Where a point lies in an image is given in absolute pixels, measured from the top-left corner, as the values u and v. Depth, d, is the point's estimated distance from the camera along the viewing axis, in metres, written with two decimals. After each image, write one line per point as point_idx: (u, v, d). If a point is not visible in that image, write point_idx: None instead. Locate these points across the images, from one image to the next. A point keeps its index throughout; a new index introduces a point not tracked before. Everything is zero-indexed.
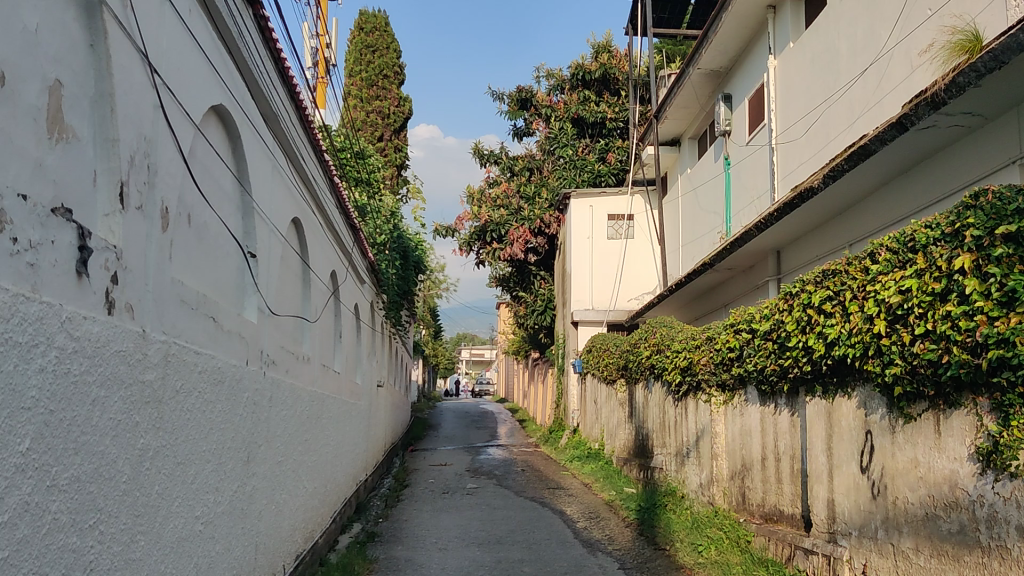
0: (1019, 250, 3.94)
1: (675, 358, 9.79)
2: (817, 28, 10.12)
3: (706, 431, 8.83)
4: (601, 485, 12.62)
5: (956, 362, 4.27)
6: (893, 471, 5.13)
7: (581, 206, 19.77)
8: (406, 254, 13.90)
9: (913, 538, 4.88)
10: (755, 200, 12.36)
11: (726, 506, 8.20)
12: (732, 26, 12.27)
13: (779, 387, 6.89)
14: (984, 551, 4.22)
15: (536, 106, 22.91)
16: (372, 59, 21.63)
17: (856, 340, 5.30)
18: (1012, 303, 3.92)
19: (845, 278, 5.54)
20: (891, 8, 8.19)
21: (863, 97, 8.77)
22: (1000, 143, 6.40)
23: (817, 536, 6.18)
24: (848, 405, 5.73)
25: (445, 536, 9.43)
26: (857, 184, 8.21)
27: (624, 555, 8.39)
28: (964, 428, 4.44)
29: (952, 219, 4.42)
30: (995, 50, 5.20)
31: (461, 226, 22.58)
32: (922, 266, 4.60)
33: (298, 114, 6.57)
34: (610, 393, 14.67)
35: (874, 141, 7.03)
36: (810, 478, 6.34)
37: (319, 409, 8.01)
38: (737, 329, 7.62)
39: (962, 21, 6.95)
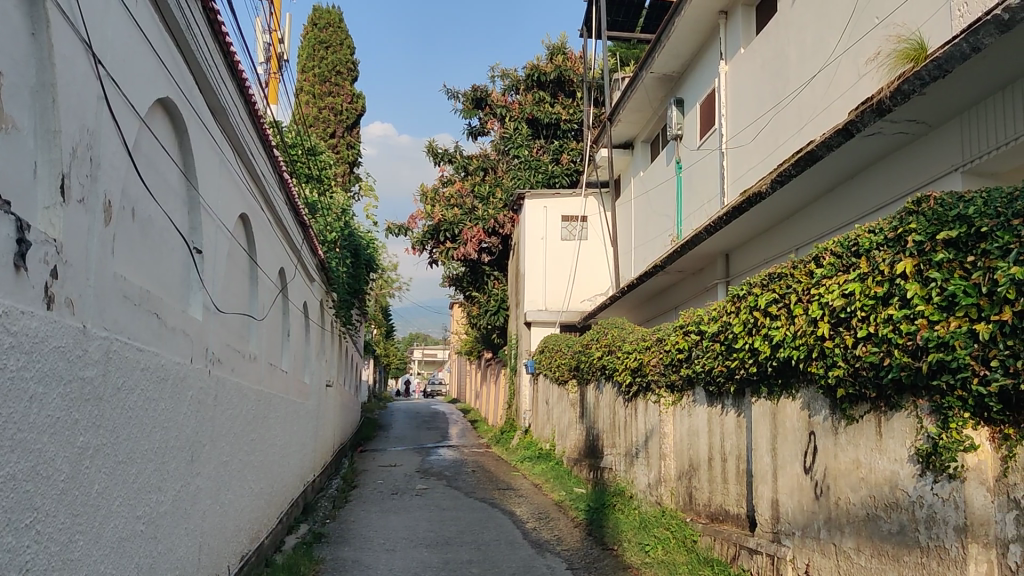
0: (958, 255, 4.01)
1: (625, 359, 9.82)
2: (767, 35, 10.25)
3: (655, 432, 8.88)
4: (552, 485, 12.66)
5: (898, 364, 4.35)
6: (836, 472, 5.20)
7: (535, 206, 19.80)
8: (357, 252, 13.80)
9: (854, 538, 4.96)
10: (706, 204, 12.48)
11: (674, 506, 8.28)
12: (685, 31, 12.37)
13: (727, 389, 6.96)
14: (923, 551, 4.30)
15: (491, 106, 22.93)
16: (325, 55, 21.48)
17: (800, 342, 5.37)
18: (951, 308, 4.00)
19: (790, 281, 5.62)
20: (839, 16, 8.32)
21: (811, 104, 8.89)
22: (942, 151, 6.53)
23: (761, 536, 6.25)
24: (792, 407, 5.80)
25: (393, 537, 9.38)
26: (805, 189, 8.32)
27: (572, 555, 8.41)
28: (904, 429, 4.52)
29: (894, 224, 4.51)
30: (940, 59, 5.30)
31: (413, 225, 22.45)
32: (865, 270, 4.69)
33: (247, 109, 6.49)
34: (561, 393, 14.72)
35: (820, 147, 7.12)
36: (755, 478, 6.42)
37: (265, 409, 7.92)
38: (686, 330, 7.67)
39: (908, 30, 7.09)
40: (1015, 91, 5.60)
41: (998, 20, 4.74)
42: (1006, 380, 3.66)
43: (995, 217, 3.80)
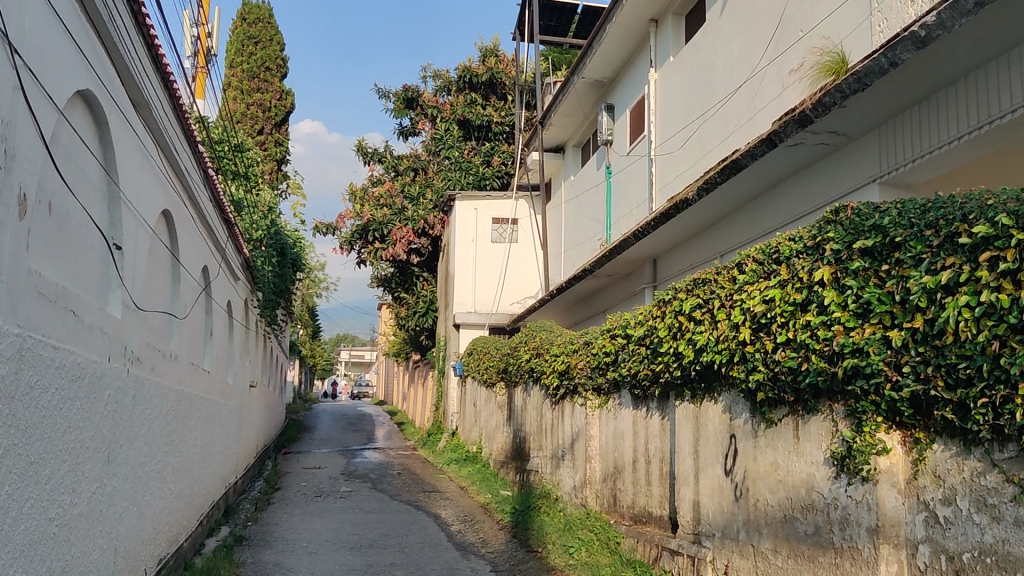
0: (874, 264, 4.14)
1: (552, 362, 9.88)
2: (696, 44, 10.42)
3: (581, 435, 8.94)
4: (477, 487, 12.68)
5: (815, 369, 4.45)
6: (755, 474, 5.31)
7: (465, 208, 19.77)
8: (284, 251, 13.67)
9: (771, 539, 5.07)
10: (635, 210, 12.62)
11: (598, 509, 8.34)
12: (616, 37, 12.50)
13: (651, 392, 7.04)
14: (837, 551, 4.41)
15: (422, 106, 22.85)
16: (254, 51, 21.17)
17: (722, 347, 5.46)
18: (866, 315, 4.12)
19: (714, 287, 5.73)
20: (765, 28, 8.48)
21: (737, 113, 9.06)
22: (861, 162, 6.71)
23: (682, 537, 6.34)
24: (714, 410, 5.91)
25: (316, 540, 9.28)
26: (730, 197, 8.47)
27: (496, 558, 8.43)
28: (820, 433, 4.63)
29: (813, 233, 4.63)
30: (859, 72, 5.44)
31: (342, 224, 22.23)
32: (785, 277, 4.81)
33: (171, 103, 6.36)
34: (489, 395, 14.72)
35: (745, 155, 7.25)
36: (677, 481, 6.51)
37: (186, 409, 7.75)
38: (613, 334, 7.73)
39: (830, 43, 7.27)
40: (931, 105, 5.77)
41: (914, 36, 4.90)
42: (917, 386, 3.79)
43: (909, 227, 3.92)
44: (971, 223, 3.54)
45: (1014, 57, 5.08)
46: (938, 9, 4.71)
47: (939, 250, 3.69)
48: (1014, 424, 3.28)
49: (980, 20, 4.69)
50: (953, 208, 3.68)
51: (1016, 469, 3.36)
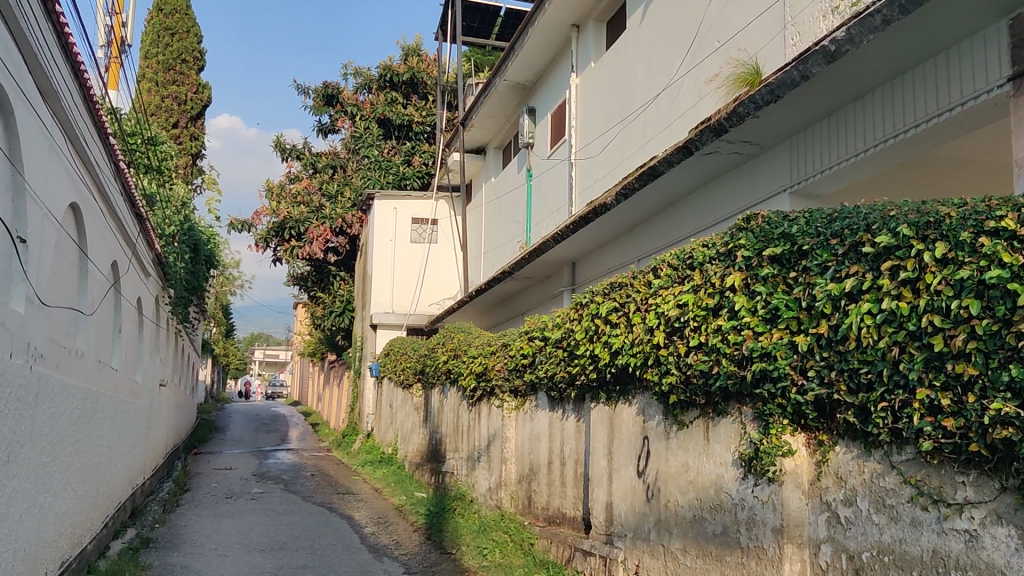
0: (782, 271, 4.26)
1: (470, 363, 9.88)
2: (616, 51, 10.55)
3: (497, 436, 8.97)
4: (392, 489, 12.61)
5: (725, 373, 4.55)
6: (666, 475, 5.40)
7: (385, 207, 19.65)
8: (196, 246, 13.53)
9: (681, 539, 5.16)
10: (555, 213, 12.72)
11: (513, 510, 8.38)
12: (538, 41, 12.57)
13: (568, 395, 7.09)
14: (743, 551, 4.53)
15: (341, 103, 22.57)
16: (170, 42, 20.50)
17: (637, 350, 5.53)
18: (775, 320, 4.23)
19: (630, 291, 5.81)
20: (684, 37, 8.63)
21: (655, 121, 9.20)
22: (773, 171, 6.88)
23: (595, 538, 6.42)
24: (628, 413, 5.99)
25: (225, 542, 9.12)
26: (647, 203, 8.60)
27: (410, 559, 8.41)
28: (729, 435, 4.74)
29: (725, 240, 4.75)
30: (772, 84, 5.56)
31: (258, 221, 21.85)
32: (698, 282, 4.92)
33: (81, 93, 6.18)
34: (405, 396, 14.65)
35: (663, 162, 7.33)
36: (591, 481, 6.58)
37: (92, 408, 7.53)
38: (531, 336, 7.75)
39: (745, 55, 7.43)
40: (841, 118, 5.96)
41: (825, 50, 5.03)
42: (821, 389, 3.90)
43: (815, 236, 4.04)
44: (874, 233, 3.67)
45: (920, 74, 5.27)
46: (848, 24, 4.84)
47: (844, 259, 3.82)
48: (911, 428, 3.41)
49: (887, 34, 4.82)
50: (858, 218, 3.81)
51: (913, 471, 3.50)
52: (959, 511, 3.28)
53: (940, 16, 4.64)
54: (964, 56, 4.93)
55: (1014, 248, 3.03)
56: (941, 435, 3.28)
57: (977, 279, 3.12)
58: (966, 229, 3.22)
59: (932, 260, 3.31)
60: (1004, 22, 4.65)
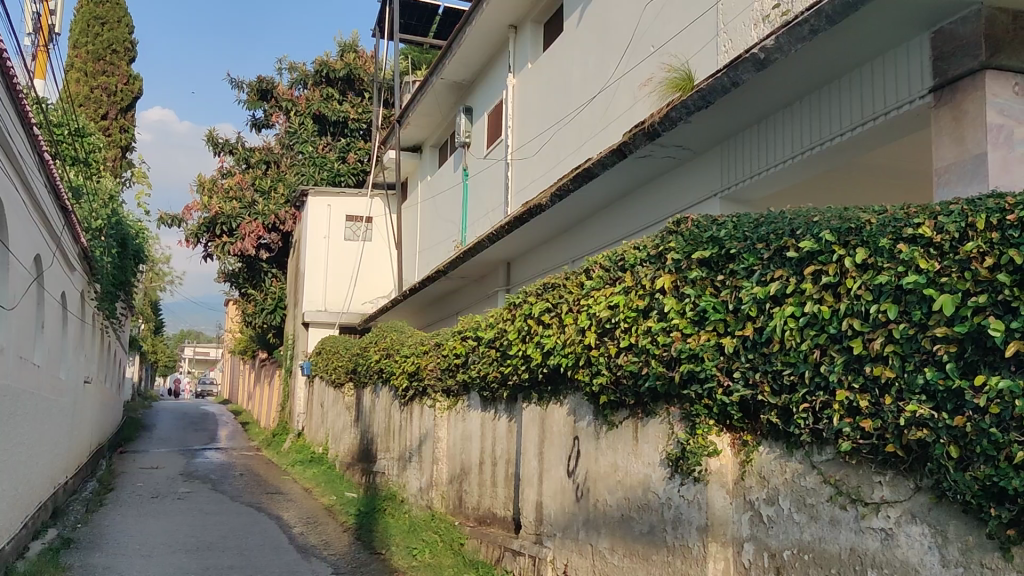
0: (710, 274, 4.34)
1: (402, 363, 9.84)
2: (553, 53, 10.60)
3: (428, 436, 8.93)
4: (322, 489, 12.50)
5: (653, 374, 4.60)
6: (596, 475, 5.44)
7: (318, 204, 19.44)
8: (124, 241, 13.26)
9: (609, 538, 5.22)
10: (490, 213, 12.73)
11: (443, 510, 8.37)
12: (476, 40, 12.56)
13: (500, 395, 7.10)
14: (669, 550, 4.59)
15: (276, 98, 22.19)
16: (100, 32, 20.05)
17: (569, 350, 5.56)
18: (703, 322, 4.30)
19: (562, 292, 5.85)
20: (619, 41, 8.72)
21: (591, 123, 9.27)
22: (704, 176, 6.98)
23: (525, 538, 6.44)
24: (559, 413, 6.02)
25: (150, 543, 8.94)
26: (581, 205, 8.64)
27: (339, 560, 8.35)
28: (657, 435, 4.80)
29: (656, 243, 4.81)
30: (703, 90, 5.61)
31: (189, 216, 21.46)
32: (629, 284, 4.96)
33: (4, 81, 6.01)
34: (337, 396, 14.53)
35: (597, 165, 7.35)
36: (522, 482, 6.60)
37: (11, 405, 7.31)
38: (464, 335, 7.73)
39: (678, 61, 7.54)
40: (771, 124, 6.07)
41: (755, 58, 5.08)
42: (746, 390, 3.98)
43: (743, 240, 4.12)
44: (798, 238, 3.75)
45: (845, 84, 5.39)
46: (777, 33, 4.90)
47: (770, 263, 3.90)
48: (831, 429, 3.50)
49: (816, 41, 4.90)
50: (782, 223, 3.89)
51: (833, 471, 3.58)
52: (875, 510, 3.38)
53: (865, 27, 4.74)
54: (889, 67, 5.07)
55: (930, 254, 3.13)
56: (859, 436, 3.37)
57: (895, 284, 3.21)
58: (886, 236, 3.31)
59: (853, 266, 3.41)
60: (926, 35, 4.77)
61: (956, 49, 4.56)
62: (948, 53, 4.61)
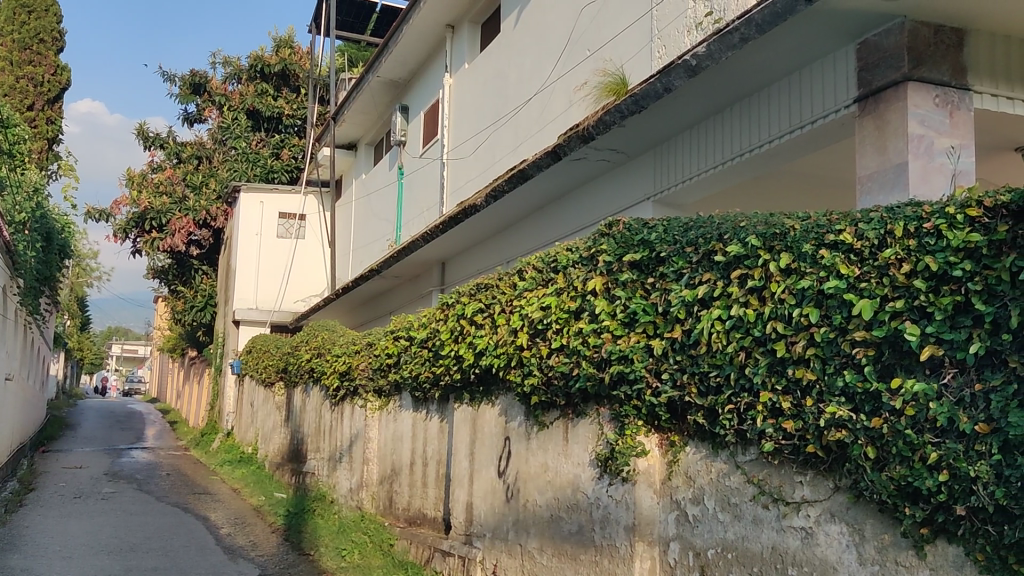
0: (641, 277, 4.39)
1: (333, 362, 9.76)
2: (490, 53, 10.61)
3: (359, 436, 8.87)
4: (251, 490, 12.34)
5: (584, 375, 4.63)
6: (526, 475, 5.46)
7: (252, 200, 19.14)
8: (49, 235, 12.93)
9: (537, 538, 5.25)
10: (425, 212, 12.70)
11: (373, 511, 8.32)
12: (413, 39, 12.51)
13: (431, 395, 7.08)
14: (596, 550, 4.64)
15: (209, 93, 21.87)
16: (27, 20, 19.59)
17: (500, 351, 5.56)
18: (633, 323, 4.34)
19: (495, 292, 5.86)
20: (555, 44, 8.77)
21: (526, 124, 9.30)
22: (637, 180, 7.06)
23: (454, 538, 6.44)
24: (490, 413, 6.04)
25: (70, 544, 8.72)
26: (516, 206, 8.67)
27: (266, 561, 8.25)
28: (586, 436, 4.84)
29: (588, 245, 4.85)
30: (637, 95, 5.66)
31: (117, 211, 21.02)
32: (561, 285, 4.99)
33: None
34: (266, 395, 14.35)
35: (531, 166, 7.36)
36: (452, 482, 6.60)
37: None
38: (396, 335, 7.70)
39: (613, 65, 7.61)
40: (702, 130, 6.17)
41: (687, 65, 5.14)
42: (674, 392, 4.03)
43: (672, 243, 4.18)
44: (725, 243, 3.82)
45: (774, 92, 5.49)
46: (707, 41, 4.94)
47: (698, 266, 3.96)
48: (754, 429, 3.56)
49: (747, 49, 4.97)
50: (711, 227, 3.96)
51: (756, 471, 3.65)
52: (796, 509, 3.45)
53: (794, 36, 4.83)
54: (816, 77, 5.18)
55: (851, 260, 3.21)
56: (781, 436, 3.45)
57: (817, 288, 3.29)
58: (809, 242, 3.39)
59: (777, 270, 3.48)
60: (852, 46, 4.89)
61: (880, 60, 4.68)
62: (872, 64, 4.73)
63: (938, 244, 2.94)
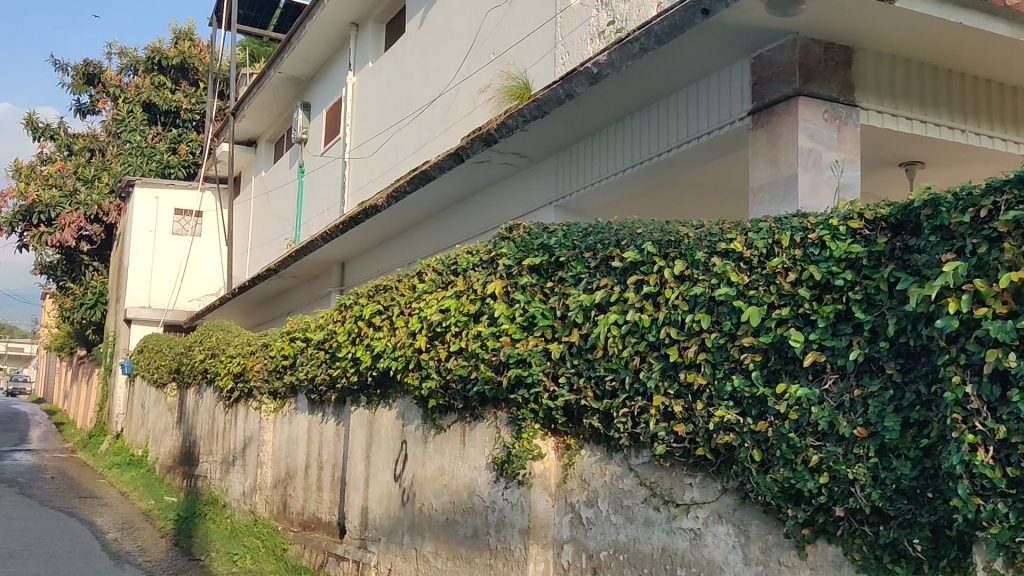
0: (540, 280, 4.42)
1: (228, 363, 9.56)
2: (395, 53, 10.54)
3: (253, 439, 8.69)
4: (139, 494, 11.98)
5: (482, 378, 4.63)
6: (422, 479, 5.43)
7: (146, 195, 18.56)
8: None
9: (433, 542, 5.23)
10: (325, 212, 12.53)
11: (266, 515, 8.17)
12: (316, 35, 12.35)
13: (328, 397, 6.98)
14: (491, 553, 4.65)
15: (103, 84, 21.19)
16: None
17: (398, 354, 5.52)
18: (531, 327, 4.36)
19: (394, 294, 5.81)
20: (460, 46, 8.78)
21: (430, 125, 9.28)
22: (539, 184, 7.11)
23: (349, 543, 6.37)
24: (387, 416, 5.99)
25: None
26: (418, 208, 8.62)
27: (154, 566, 8.03)
28: (483, 439, 4.85)
29: (488, 248, 4.87)
30: (539, 100, 5.70)
31: (3, 203, 20.11)
32: (461, 288, 4.98)
33: None
34: (158, 396, 13.96)
35: (434, 167, 7.32)
36: (348, 486, 6.53)
37: None
38: (293, 336, 7.58)
39: (517, 69, 7.65)
40: (604, 137, 6.25)
41: (588, 72, 5.20)
42: (570, 396, 4.07)
43: (571, 248, 4.22)
44: (623, 248, 3.88)
45: (672, 102, 5.60)
46: (608, 49, 5.01)
47: (596, 271, 4.01)
48: (648, 432, 3.62)
49: (646, 58, 5.05)
50: (609, 233, 4.01)
51: (648, 473, 3.71)
52: (686, 511, 3.52)
53: (691, 48, 4.93)
54: (712, 88, 5.30)
55: (740, 268, 3.30)
56: (672, 440, 3.51)
57: (709, 295, 3.37)
58: (702, 249, 3.47)
59: (671, 277, 3.54)
60: (747, 59, 5.03)
61: (773, 74, 4.83)
62: (766, 78, 4.88)
63: (822, 254, 3.04)
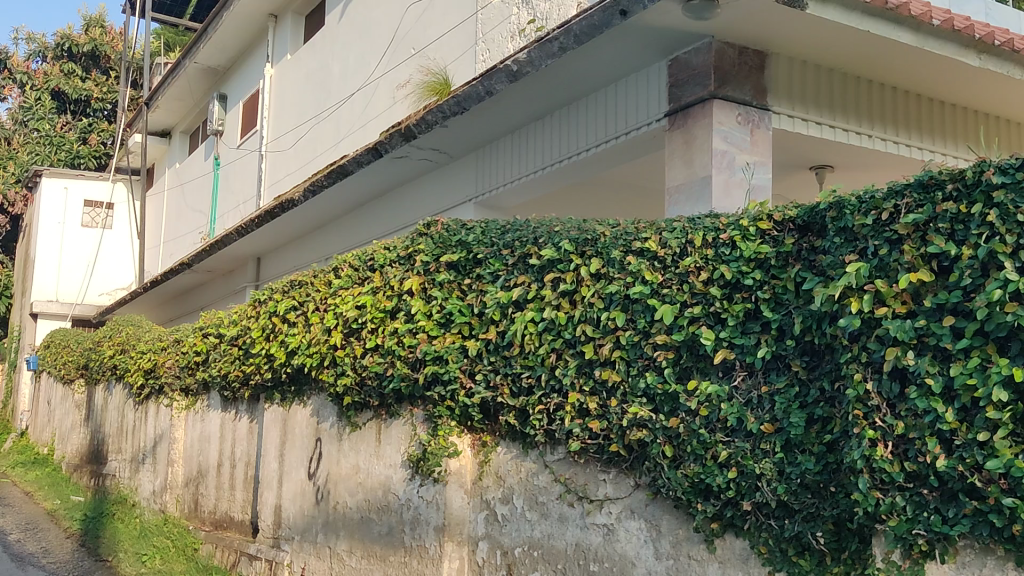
0: (458, 277, 4.41)
1: (138, 359, 9.32)
2: (314, 46, 10.40)
3: (164, 436, 8.49)
4: (44, 493, 11.60)
5: (397, 375, 4.60)
6: (336, 477, 5.38)
7: (55, 186, 17.97)
8: None
9: (347, 540, 5.19)
10: (241, 206, 12.32)
11: (177, 515, 8.01)
12: (234, 25, 12.12)
13: (240, 395, 6.86)
14: (406, 551, 4.63)
15: (10, 69, 20.45)
16: None
17: (313, 350, 5.45)
18: (448, 324, 4.35)
19: (310, 290, 5.75)
20: (380, 40, 8.71)
21: (349, 120, 9.19)
22: (459, 181, 7.10)
23: (262, 542, 6.28)
24: (302, 414, 5.91)
25: None
26: (336, 202, 8.53)
27: (58, 568, 7.79)
28: (399, 436, 4.82)
29: (406, 244, 4.84)
30: (459, 96, 5.69)
31: None
32: (377, 284, 4.95)
33: None
34: (65, 393, 13.54)
35: (352, 162, 7.26)
36: (261, 484, 6.43)
37: None
38: (205, 332, 7.43)
39: (437, 66, 7.63)
40: (524, 135, 6.26)
41: (508, 69, 5.21)
42: (487, 393, 4.07)
43: (489, 245, 4.22)
44: (540, 246, 3.90)
45: (592, 102, 5.65)
46: (528, 47, 5.03)
47: (514, 269, 4.03)
48: (563, 428, 3.64)
49: (565, 58, 5.08)
50: (527, 231, 4.02)
51: (563, 470, 3.73)
52: (599, 507, 3.56)
53: (610, 48, 4.98)
54: (631, 89, 5.36)
55: (655, 266, 3.34)
56: (586, 436, 3.54)
57: (623, 293, 3.41)
58: (617, 248, 3.50)
59: (587, 275, 3.57)
60: (664, 61, 5.10)
61: (689, 77, 4.91)
62: (682, 80, 4.96)
63: (733, 254, 3.11)
